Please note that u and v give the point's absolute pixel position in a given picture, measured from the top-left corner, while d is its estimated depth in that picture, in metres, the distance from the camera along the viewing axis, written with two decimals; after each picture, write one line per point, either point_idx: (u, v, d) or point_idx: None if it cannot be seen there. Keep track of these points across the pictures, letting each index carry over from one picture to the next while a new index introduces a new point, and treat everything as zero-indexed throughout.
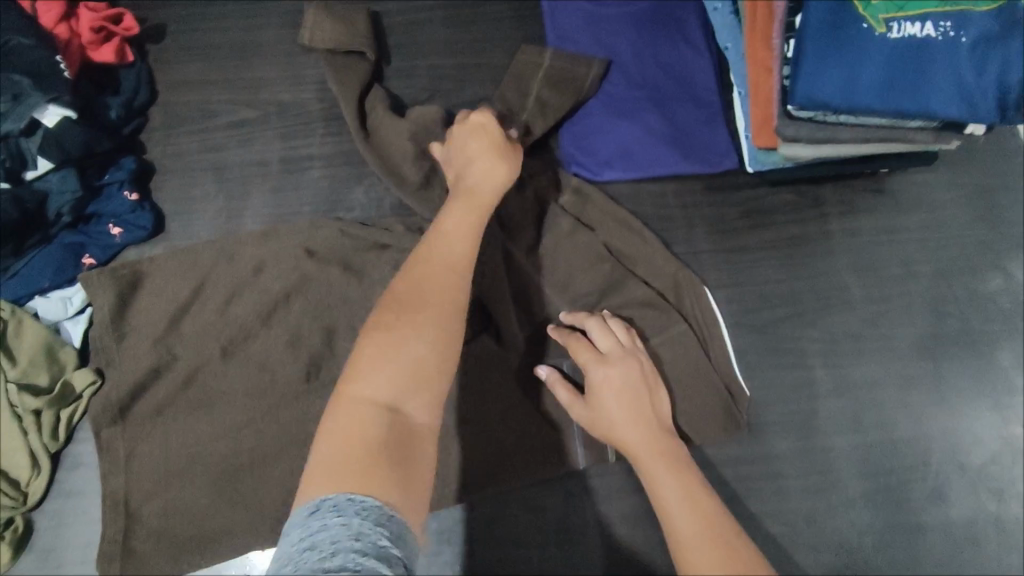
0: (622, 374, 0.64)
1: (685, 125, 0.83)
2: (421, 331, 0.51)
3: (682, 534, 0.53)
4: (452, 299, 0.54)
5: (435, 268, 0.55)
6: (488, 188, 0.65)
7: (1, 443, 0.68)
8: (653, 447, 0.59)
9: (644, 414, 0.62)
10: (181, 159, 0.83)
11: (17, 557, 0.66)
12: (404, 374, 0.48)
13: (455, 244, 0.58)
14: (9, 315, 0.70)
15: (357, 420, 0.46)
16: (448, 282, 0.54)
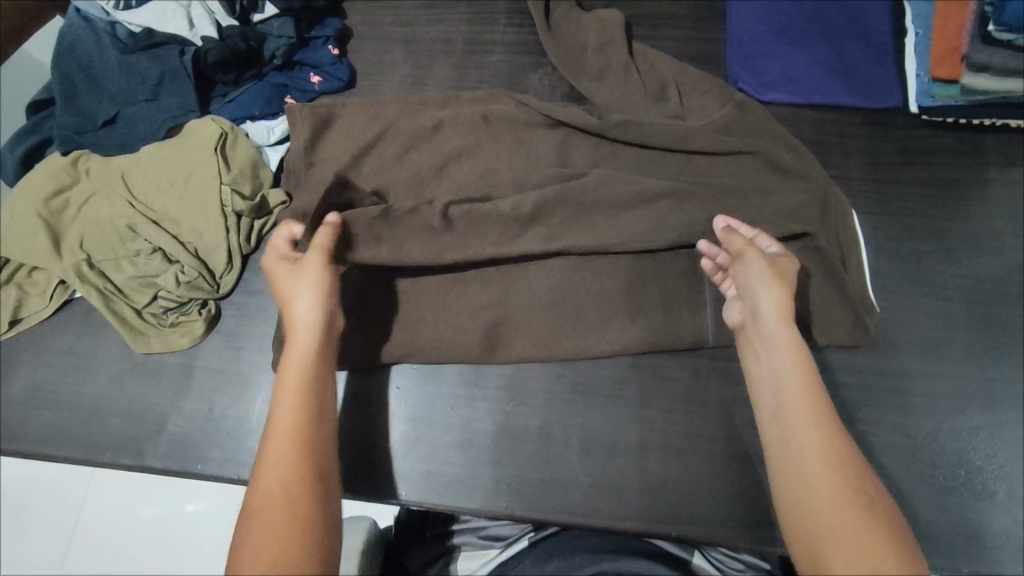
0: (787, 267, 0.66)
1: (853, 60, 0.85)
2: (294, 447, 0.55)
3: (789, 428, 0.56)
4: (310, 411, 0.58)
5: (292, 367, 0.60)
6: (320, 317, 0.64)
7: (205, 237, 0.77)
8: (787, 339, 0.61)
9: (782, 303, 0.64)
10: (376, 28, 0.91)
11: (207, 332, 0.77)
12: (292, 489, 0.53)
13: (301, 365, 0.61)
14: (228, 129, 0.80)
15: (274, 490, 0.53)
16: (317, 403, 0.59)
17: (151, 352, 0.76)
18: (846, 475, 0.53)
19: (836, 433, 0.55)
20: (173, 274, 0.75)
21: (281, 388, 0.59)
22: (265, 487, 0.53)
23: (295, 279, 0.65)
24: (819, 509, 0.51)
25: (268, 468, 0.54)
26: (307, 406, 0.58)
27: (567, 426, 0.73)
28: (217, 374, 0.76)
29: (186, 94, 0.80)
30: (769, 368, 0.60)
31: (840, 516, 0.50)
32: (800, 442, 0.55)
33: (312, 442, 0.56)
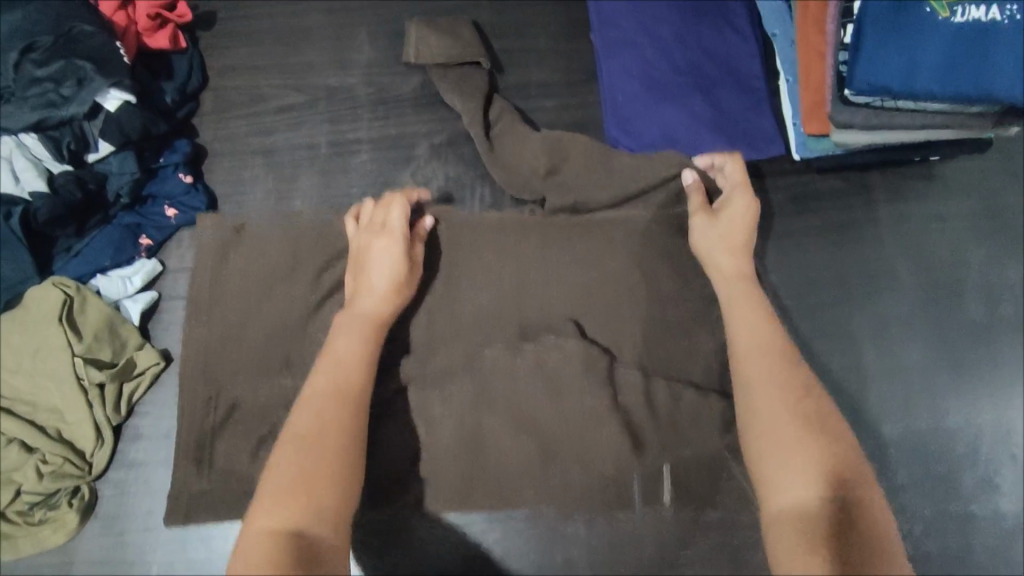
0: (737, 213, 0.70)
1: (729, 109, 0.82)
2: (301, 469, 0.51)
3: (746, 343, 0.59)
4: (354, 389, 0.58)
5: (350, 335, 0.62)
6: (373, 316, 0.65)
7: (68, 416, 0.71)
8: (734, 281, 0.65)
9: (734, 244, 0.68)
10: (232, 142, 0.84)
11: (83, 521, 0.69)
12: (324, 442, 0.53)
13: (374, 345, 0.63)
14: (74, 293, 0.72)
15: (264, 524, 0.48)
16: (355, 403, 0.57)
17: (21, 556, 0.68)
18: (796, 380, 0.54)
19: (789, 349, 0.57)
20: (33, 466, 0.68)
21: (332, 350, 0.61)
22: (294, 438, 0.53)
23: (392, 261, 0.68)
24: (765, 400, 0.53)
25: (309, 400, 0.56)
26: (328, 418, 0.55)
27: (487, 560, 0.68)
28: (100, 567, 0.69)
29: (21, 259, 0.72)
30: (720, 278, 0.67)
31: (777, 402, 0.53)
32: (756, 360, 0.56)
33: (357, 399, 0.57)
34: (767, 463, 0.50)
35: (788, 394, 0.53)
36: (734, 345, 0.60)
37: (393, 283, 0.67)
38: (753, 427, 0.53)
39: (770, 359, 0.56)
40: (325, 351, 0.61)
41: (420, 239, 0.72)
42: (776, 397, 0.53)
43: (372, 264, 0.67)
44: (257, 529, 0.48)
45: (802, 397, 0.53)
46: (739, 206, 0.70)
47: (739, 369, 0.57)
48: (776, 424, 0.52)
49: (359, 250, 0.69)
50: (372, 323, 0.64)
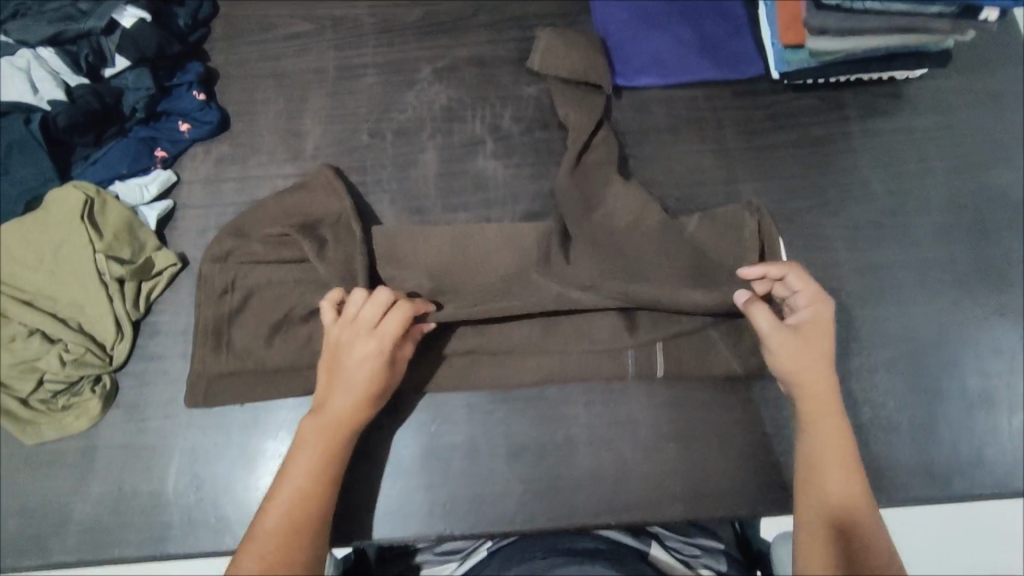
0: (805, 338, 0.67)
1: (712, 36, 0.89)
2: (269, 566, 0.57)
3: (812, 443, 0.65)
4: (324, 479, 0.63)
5: (310, 449, 0.63)
6: (345, 416, 0.65)
7: (88, 310, 0.73)
8: (803, 337, 0.67)
9: (811, 363, 0.66)
10: (243, 66, 0.88)
11: (105, 409, 0.73)
12: (291, 543, 0.59)
13: (338, 452, 0.64)
14: (94, 194, 0.75)
15: None
16: (320, 500, 0.62)
17: (45, 441, 0.71)
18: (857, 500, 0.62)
19: (837, 414, 0.65)
20: (57, 355, 0.71)
21: (291, 471, 0.62)
22: (262, 541, 0.59)
23: (365, 356, 0.66)
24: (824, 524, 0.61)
25: (282, 493, 0.61)
26: (297, 513, 0.60)
27: (493, 438, 0.72)
28: (122, 452, 0.72)
29: (41, 163, 0.75)
30: (773, 352, 0.67)
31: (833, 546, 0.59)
32: (802, 359, 0.66)
33: (326, 493, 0.62)
34: (807, 518, 0.62)
35: (832, 458, 0.64)
36: (793, 383, 0.67)
37: (368, 377, 0.66)
38: (807, 491, 0.63)
39: (824, 419, 0.65)
40: (296, 444, 0.64)
41: (409, 339, 0.69)
42: (836, 470, 0.63)
43: (349, 359, 0.66)
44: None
45: (846, 460, 0.64)
46: (794, 341, 0.67)
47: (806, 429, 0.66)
48: (821, 488, 0.62)
49: (336, 348, 0.67)
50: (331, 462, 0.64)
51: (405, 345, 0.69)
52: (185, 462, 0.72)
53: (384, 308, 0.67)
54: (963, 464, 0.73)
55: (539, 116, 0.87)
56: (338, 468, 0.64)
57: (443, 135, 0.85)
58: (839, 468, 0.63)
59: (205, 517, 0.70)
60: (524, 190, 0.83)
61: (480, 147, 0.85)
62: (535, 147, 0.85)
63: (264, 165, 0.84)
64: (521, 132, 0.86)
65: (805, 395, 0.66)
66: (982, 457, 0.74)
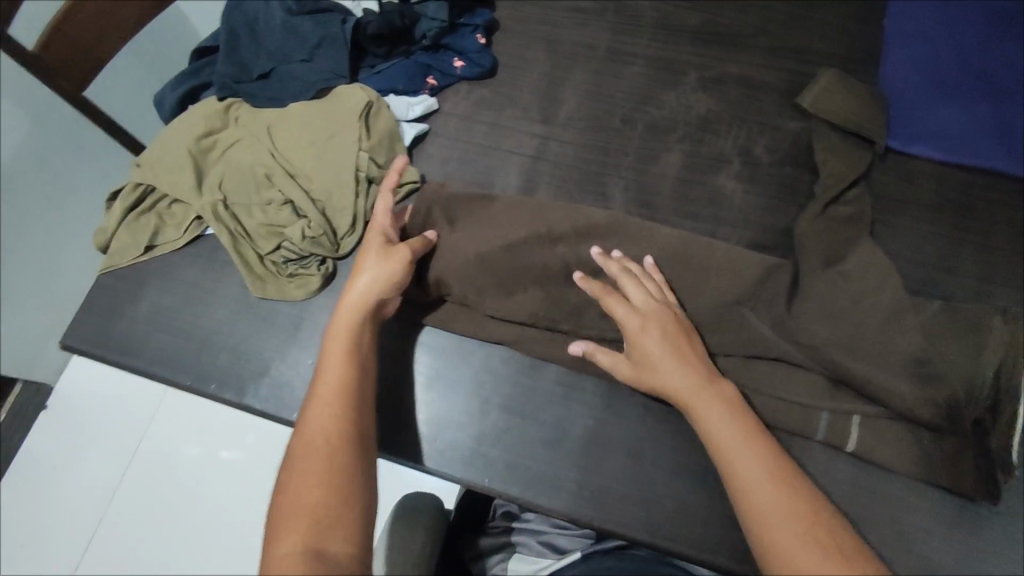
0: (658, 324, 0.68)
1: (1015, 126, 0.81)
2: (315, 460, 0.59)
3: (734, 466, 0.60)
4: (344, 377, 0.65)
5: (337, 343, 0.67)
6: (352, 312, 0.69)
7: (336, 198, 0.80)
8: (681, 349, 0.67)
9: (688, 358, 0.67)
10: (523, 25, 0.93)
11: (321, 289, 0.79)
12: (325, 437, 0.60)
13: (357, 351, 0.67)
14: (374, 100, 0.82)
15: (295, 503, 0.56)
16: (352, 389, 0.64)
17: (266, 297, 0.79)
18: (774, 455, 0.61)
19: (746, 445, 0.61)
20: (300, 228, 0.78)
21: (321, 375, 0.65)
22: (302, 445, 0.60)
23: (670, 343, 0.67)
24: (755, 478, 0.59)
25: (316, 400, 0.63)
26: (333, 409, 0.62)
27: (655, 446, 0.71)
28: (324, 331, 0.78)
29: (339, 60, 0.84)
30: (646, 354, 0.67)
31: (772, 496, 0.57)
32: (645, 346, 0.67)
33: (353, 386, 0.64)
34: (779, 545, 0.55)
35: (778, 496, 0.57)
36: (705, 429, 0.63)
37: (670, 360, 0.66)
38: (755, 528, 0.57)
39: (752, 457, 0.60)
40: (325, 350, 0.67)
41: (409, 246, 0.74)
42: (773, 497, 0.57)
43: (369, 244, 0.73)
44: (277, 551, 0.53)
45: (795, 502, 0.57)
46: (640, 343, 0.68)
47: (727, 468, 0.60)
48: (775, 516, 0.56)
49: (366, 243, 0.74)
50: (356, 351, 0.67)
51: (613, 304, 0.70)
52: None
53: (628, 288, 0.71)
54: None
55: (793, 152, 0.84)
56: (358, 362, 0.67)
57: (691, 142, 0.84)
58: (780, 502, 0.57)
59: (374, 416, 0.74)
60: (759, 221, 0.81)
61: (724, 164, 0.83)
62: (782, 181, 0.82)
63: (515, 119, 0.87)
64: (771, 162, 0.83)
65: (698, 414, 0.64)
66: None
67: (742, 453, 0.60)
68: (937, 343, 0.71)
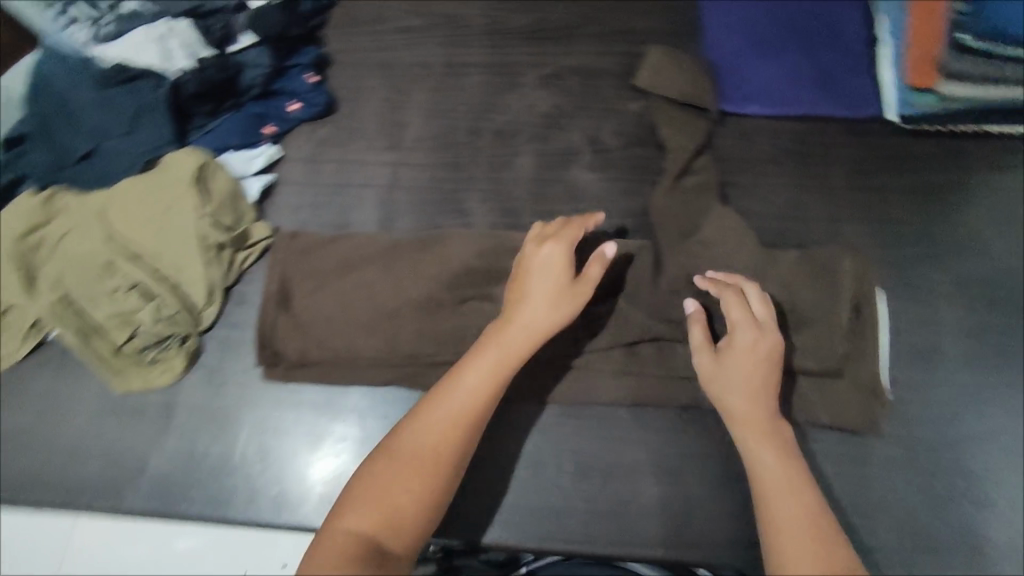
0: (768, 344, 0.66)
1: (831, 71, 0.86)
2: (398, 487, 0.57)
3: (778, 516, 0.57)
4: (470, 405, 0.61)
5: (486, 356, 0.63)
6: (528, 330, 0.64)
7: (187, 271, 0.75)
8: (750, 388, 0.64)
9: (761, 391, 0.65)
10: (354, 54, 0.90)
11: (188, 368, 0.75)
12: (416, 462, 0.58)
13: (503, 378, 0.63)
14: (207, 160, 0.78)
15: (350, 535, 0.54)
16: (469, 420, 0.61)
17: (130, 392, 0.74)
18: (812, 516, 0.57)
19: (801, 501, 0.58)
20: (152, 311, 0.74)
21: (461, 383, 0.62)
22: (387, 458, 0.59)
23: (741, 362, 0.66)
24: (795, 543, 0.55)
25: (427, 417, 0.60)
26: (442, 436, 0.59)
27: (555, 452, 0.72)
28: (200, 412, 0.74)
29: (162, 127, 0.79)
30: (717, 385, 0.66)
31: (806, 560, 0.54)
32: (730, 373, 0.65)
33: (469, 418, 0.61)
34: None
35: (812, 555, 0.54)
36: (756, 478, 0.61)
37: (746, 389, 0.64)
38: None
39: (796, 510, 0.57)
40: (460, 368, 0.63)
41: (596, 262, 0.67)
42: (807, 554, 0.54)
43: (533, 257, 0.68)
44: (343, 524, 0.55)
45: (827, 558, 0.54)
46: (742, 353, 0.66)
47: (767, 522, 0.58)
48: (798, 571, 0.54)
49: (519, 266, 0.69)
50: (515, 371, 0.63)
51: (731, 307, 0.68)
52: (256, 430, 0.73)
53: (730, 299, 0.69)
54: None
55: (638, 132, 0.85)
56: (496, 394, 0.63)
57: (540, 141, 0.85)
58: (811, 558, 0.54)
59: (268, 488, 0.71)
60: (618, 206, 0.82)
61: (575, 157, 0.84)
62: (631, 163, 0.84)
63: (362, 151, 0.85)
64: (619, 146, 0.84)
65: (751, 459, 0.62)
66: None
67: (792, 510, 0.57)
68: (797, 292, 0.73)
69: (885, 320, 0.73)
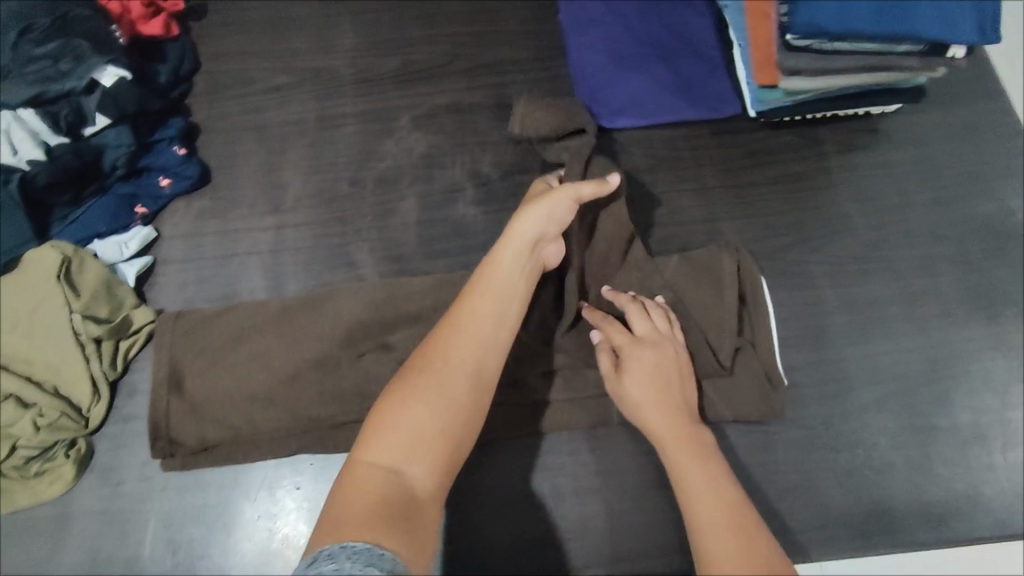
0: (653, 358, 0.68)
1: (690, 77, 0.90)
2: (416, 431, 0.55)
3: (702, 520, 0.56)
4: (479, 342, 0.60)
5: (490, 295, 0.62)
6: (520, 270, 0.64)
7: (64, 371, 0.72)
8: (657, 403, 0.65)
9: (675, 402, 0.66)
10: (223, 120, 0.89)
11: (81, 474, 0.71)
12: (434, 401, 0.56)
13: (507, 315, 0.62)
14: (71, 254, 0.74)
15: (365, 484, 0.51)
16: (483, 357, 0.60)
17: (19, 509, 0.70)
18: (738, 513, 0.56)
19: (727, 501, 0.57)
20: (31, 420, 0.70)
21: (471, 320, 0.61)
22: (402, 399, 0.56)
23: (643, 378, 0.66)
24: (724, 544, 0.54)
25: (436, 357, 0.59)
26: (461, 372, 0.58)
27: (476, 492, 0.71)
28: (98, 516, 0.70)
29: (20, 226, 0.75)
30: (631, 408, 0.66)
31: (736, 563, 0.52)
32: (636, 394, 0.66)
33: (481, 355, 0.60)
34: None
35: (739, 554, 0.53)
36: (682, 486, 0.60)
37: (654, 402, 0.65)
38: None
39: (717, 511, 0.57)
40: (463, 306, 0.62)
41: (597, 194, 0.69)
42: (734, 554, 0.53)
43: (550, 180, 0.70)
44: (366, 456, 0.53)
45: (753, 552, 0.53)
46: (640, 375, 0.67)
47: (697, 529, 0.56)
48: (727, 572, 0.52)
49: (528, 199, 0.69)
50: (520, 289, 0.64)
51: (613, 333, 0.70)
52: (161, 526, 0.70)
53: (609, 328, 0.70)
54: (960, 505, 0.71)
55: (518, 159, 0.87)
56: (504, 331, 0.62)
57: (422, 182, 0.85)
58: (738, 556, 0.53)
59: None
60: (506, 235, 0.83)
61: (459, 193, 0.84)
62: (514, 191, 0.85)
63: (243, 218, 0.83)
64: (501, 176, 0.86)
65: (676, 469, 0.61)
66: (979, 496, 0.72)
67: (716, 511, 0.57)
68: (685, 297, 0.75)
69: (772, 309, 0.76)
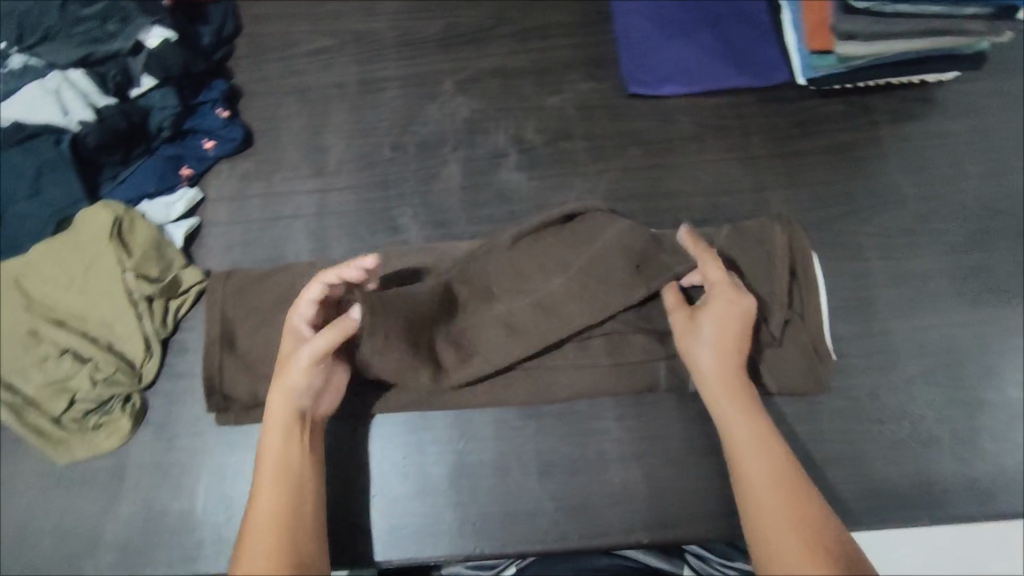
0: (744, 307, 0.68)
1: (739, 43, 0.88)
2: (274, 547, 0.57)
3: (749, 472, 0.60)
4: (283, 453, 0.63)
5: (277, 421, 0.64)
6: (287, 388, 0.65)
7: (117, 328, 0.73)
8: (724, 352, 0.67)
9: (733, 352, 0.67)
10: (266, 83, 0.89)
11: (135, 427, 0.73)
12: (277, 521, 0.59)
13: (305, 427, 0.66)
14: (122, 214, 0.76)
15: None
16: (302, 464, 0.64)
17: (77, 460, 0.72)
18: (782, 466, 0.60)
19: (771, 454, 0.61)
20: (88, 375, 0.71)
21: (268, 445, 0.64)
22: (254, 524, 0.58)
23: (727, 321, 0.67)
24: (768, 497, 0.58)
25: (262, 480, 0.61)
26: (284, 484, 0.61)
27: (519, 454, 0.73)
28: (153, 470, 0.72)
29: (71, 183, 0.75)
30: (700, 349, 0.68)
31: (783, 517, 0.56)
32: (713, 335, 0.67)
33: (305, 456, 0.64)
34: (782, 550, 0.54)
35: (781, 504, 0.57)
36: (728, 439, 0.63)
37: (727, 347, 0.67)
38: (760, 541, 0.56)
39: (761, 466, 0.60)
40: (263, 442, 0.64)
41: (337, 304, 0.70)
42: (777, 506, 0.57)
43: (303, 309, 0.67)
44: None
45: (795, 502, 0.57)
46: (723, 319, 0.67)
47: (743, 483, 0.60)
48: (771, 523, 0.56)
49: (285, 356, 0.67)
50: (302, 415, 0.66)
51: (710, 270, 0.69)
52: (214, 480, 0.72)
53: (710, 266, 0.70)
54: (1007, 480, 0.71)
55: (562, 125, 0.86)
56: (307, 443, 0.65)
57: (465, 148, 0.84)
58: (780, 506, 0.57)
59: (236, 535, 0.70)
60: (550, 203, 0.82)
61: (502, 159, 0.84)
62: (558, 157, 0.84)
63: (287, 182, 0.84)
64: (544, 143, 0.85)
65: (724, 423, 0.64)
66: None
67: (761, 463, 0.60)
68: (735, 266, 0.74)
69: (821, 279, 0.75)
